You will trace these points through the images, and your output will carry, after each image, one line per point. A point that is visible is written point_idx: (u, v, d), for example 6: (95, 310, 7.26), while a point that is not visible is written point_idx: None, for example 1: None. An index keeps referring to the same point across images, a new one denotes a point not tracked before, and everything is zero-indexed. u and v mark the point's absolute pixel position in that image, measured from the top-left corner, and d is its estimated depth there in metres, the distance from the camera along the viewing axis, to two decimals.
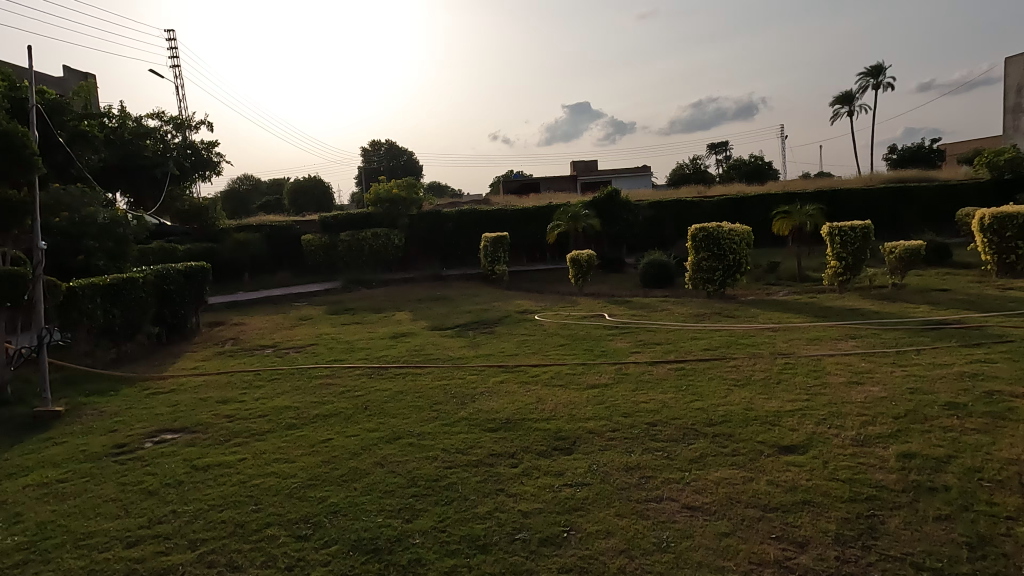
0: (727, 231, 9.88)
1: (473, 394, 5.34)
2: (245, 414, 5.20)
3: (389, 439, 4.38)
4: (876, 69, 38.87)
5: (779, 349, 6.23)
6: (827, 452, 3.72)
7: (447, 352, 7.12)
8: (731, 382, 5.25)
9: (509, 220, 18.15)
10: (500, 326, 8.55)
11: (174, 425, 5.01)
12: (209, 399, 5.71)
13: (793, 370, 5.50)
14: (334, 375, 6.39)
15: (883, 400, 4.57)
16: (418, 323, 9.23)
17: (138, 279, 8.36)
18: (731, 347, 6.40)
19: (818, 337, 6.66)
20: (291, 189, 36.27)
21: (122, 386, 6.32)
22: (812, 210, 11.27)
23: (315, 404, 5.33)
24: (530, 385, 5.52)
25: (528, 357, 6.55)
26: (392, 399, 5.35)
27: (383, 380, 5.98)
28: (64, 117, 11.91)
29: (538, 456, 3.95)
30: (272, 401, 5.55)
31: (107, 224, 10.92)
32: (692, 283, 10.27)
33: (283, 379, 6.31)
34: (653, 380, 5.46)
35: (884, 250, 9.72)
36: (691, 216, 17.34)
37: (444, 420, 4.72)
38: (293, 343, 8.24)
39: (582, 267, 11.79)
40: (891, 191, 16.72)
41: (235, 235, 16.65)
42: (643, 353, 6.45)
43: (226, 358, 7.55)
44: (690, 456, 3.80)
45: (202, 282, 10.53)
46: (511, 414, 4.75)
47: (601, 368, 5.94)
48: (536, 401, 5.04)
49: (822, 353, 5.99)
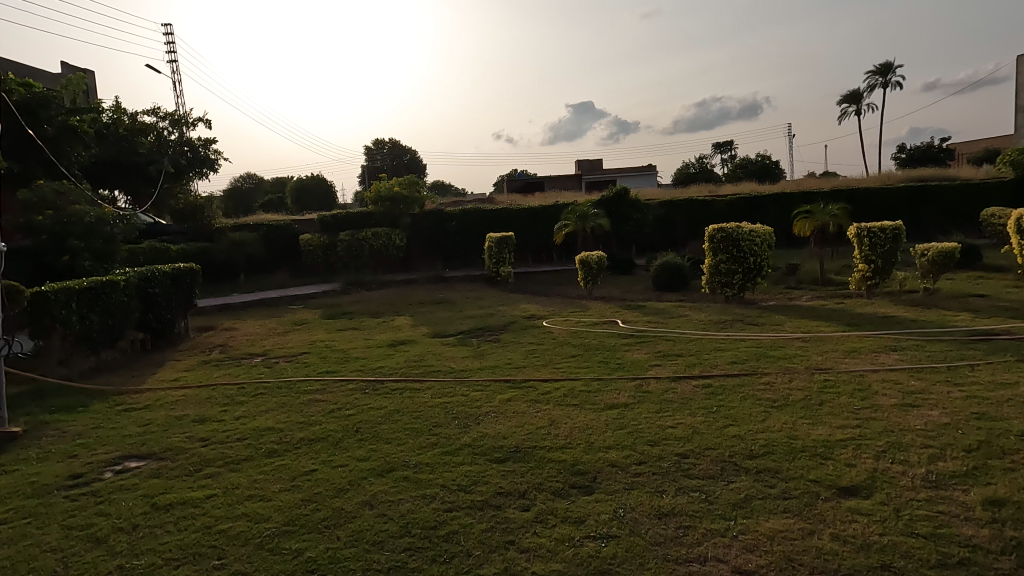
0: (748, 232, 9.27)
1: (479, 414, 4.80)
2: (223, 437, 4.64)
3: (381, 472, 3.82)
4: (885, 68, 38.25)
5: (816, 364, 5.63)
6: (896, 497, 3.14)
7: (449, 363, 6.54)
8: (767, 403, 4.66)
9: (514, 219, 17.58)
10: (507, 333, 8.00)
11: (142, 450, 4.45)
12: (185, 418, 5.16)
13: (834, 389, 4.91)
14: (325, 389, 5.82)
15: (947, 428, 3.98)
16: (418, 330, 8.65)
17: (120, 283, 7.80)
18: (762, 361, 5.81)
19: (856, 349, 6.06)
20: (292, 188, 35.88)
21: (93, 401, 5.76)
22: (837, 210, 10.63)
23: (302, 426, 4.77)
24: (542, 404, 4.96)
25: (538, 371, 5.97)
26: (386, 420, 4.78)
27: (378, 397, 5.41)
28: (52, 111, 11.42)
29: (553, 497, 3.38)
30: (255, 420, 4.98)
31: (94, 224, 10.27)
32: (709, 286, 9.67)
33: (269, 394, 5.74)
34: (679, 400, 4.87)
35: (915, 252, 9.09)
36: (704, 217, 16.77)
37: (445, 447, 4.16)
38: (286, 352, 7.68)
39: (592, 269, 11.19)
40: (912, 191, 16.09)
41: (231, 235, 16.07)
42: (665, 367, 5.87)
43: (210, 369, 7.00)
44: (733, 500, 3.23)
45: (191, 285, 9.97)
46: (521, 441, 4.18)
47: (619, 385, 5.35)
48: (548, 424, 4.48)
49: (865, 368, 5.40)
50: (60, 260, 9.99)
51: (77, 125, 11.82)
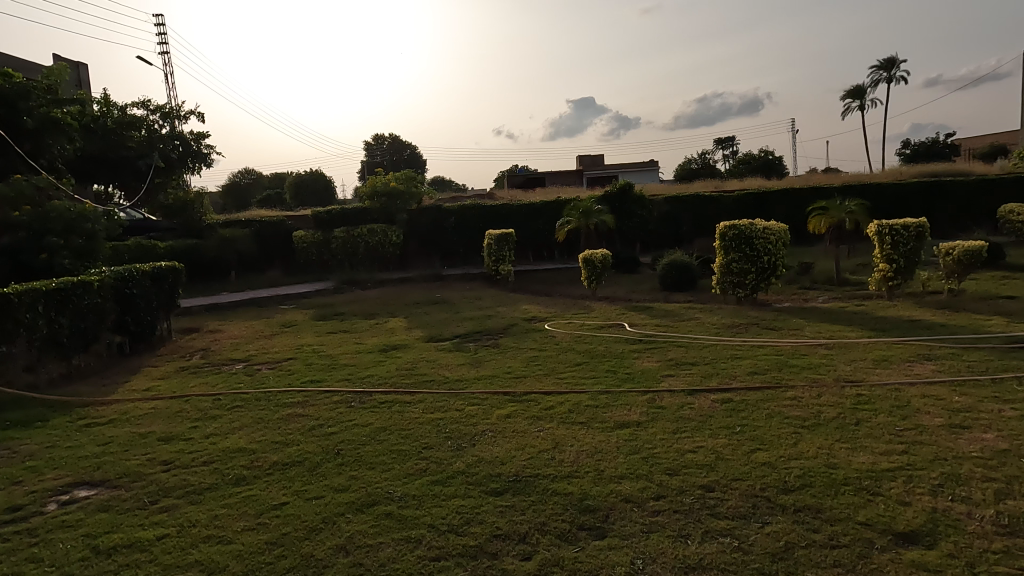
0: (762, 229, 8.77)
1: (474, 434, 4.31)
2: (189, 459, 4.16)
3: (361, 508, 3.33)
4: (889, 62, 37.80)
5: (845, 376, 5.11)
6: (966, 547, 2.65)
7: (442, 372, 6.04)
8: (796, 423, 4.16)
9: (514, 215, 17.04)
10: (506, 337, 7.50)
11: (93, 476, 3.96)
12: (151, 436, 4.67)
13: (869, 406, 4.41)
14: (307, 402, 5.33)
15: (1008, 456, 3.48)
16: (412, 333, 8.14)
17: (94, 284, 7.30)
18: (785, 372, 5.31)
19: (887, 358, 5.56)
20: (292, 182, 35.33)
21: (53, 416, 5.27)
22: (854, 206, 10.12)
23: (277, 447, 4.27)
24: (544, 422, 4.47)
25: (540, 382, 5.47)
26: (371, 441, 4.29)
27: (364, 412, 4.92)
28: (33, 102, 10.91)
29: (558, 542, 2.89)
30: (226, 440, 4.49)
31: (73, 220, 9.79)
32: (721, 287, 9.16)
33: (246, 408, 5.24)
34: (696, 417, 4.38)
35: (939, 251, 8.56)
36: (710, 213, 16.24)
37: (434, 475, 3.67)
38: (270, 358, 7.18)
39: (596, 268, 10.68)
40: (925, 186, 15.59)
41: (221, 231, 15.51)
42: (679, 378, 5.36)
43: (188, 377, 6.51)
44: (771, 548, 2.73)
45: (173, 284, 9.46)
46: (521, 468, 3.69)
47: (629, 399, 4.85)
48: (553, 447, 3.99)
49: (900, 381, 4.90)
50: (38, 259, 9.46)
51: (60, 116, 11.31)
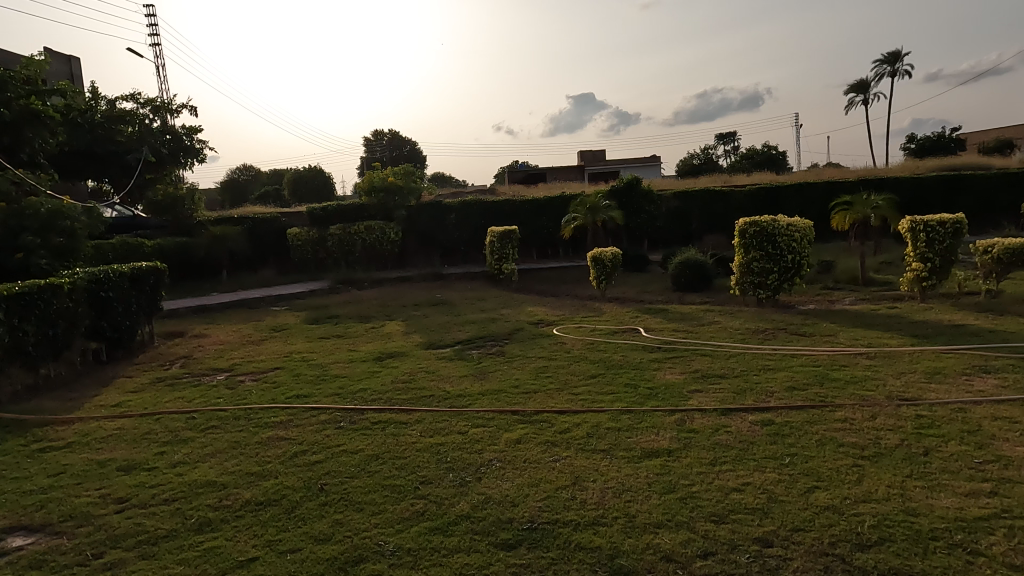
0: (785, 226, 8.18)
1: (480, 465, 3.73)
2: (148, 496, 3.57)
3: (344, 567, 2.75)
4: (893, 56, 37.21)
5: (898, 393, 4.51)
6: None
7: (442, 386, 5.44)
8: (853, 453, 3.58)
9: (517, 211, 16.45)
10: (512, 344, 6.91)
11: (33, 519, 3.37)
12: (109, 465, 4.08)
13: (936, 431, 3.82)
14: (291, 422, 4.74)
15: None
16: (410, 339, 7.55)
17: (64, 287, 6.67)
18: (827, 387, 4.73)
19: (940, 371, 4.97)
20: (291, 177, 34.68)
21: (5, 439, 4.68)
22: (880, 201, 9.50)
23: (251, 481, 3.69)
24: (560, 449, 3.89)
25: (552, 398, 4.88)
26: (362, 473, 3.71)
27: (354, 436, 4.33)
28: (11, 92, 10.26)
29: None
30: (194, 471, 3.90)
31: (51, 217, 9.16)
32: (741, 287, 8.57)
33: (222, 430, 4.65)
34: (736, 444, 3.80)
35: (976, 248, 7.94)
36: (720, 209, 15.65)
37: (432, 521, 3.09)
38: (255, 367, 6.59)
39: (606, 268, 10.07)
40: (944, 181, 14.97)
41: (212, 229, 14.86)
42: (709, 395, 4.74)
43: (163, 390, 5.92)
44: None
45: (155, 286, 8.86)
46: (536, 513, 3.11)
47: (655, 420, 4.26)
48: (573, 483, 3.40)
49: (964, 400, 4.31)
50: (12, 258, 8.83)
51: (40, 108, 10.66)
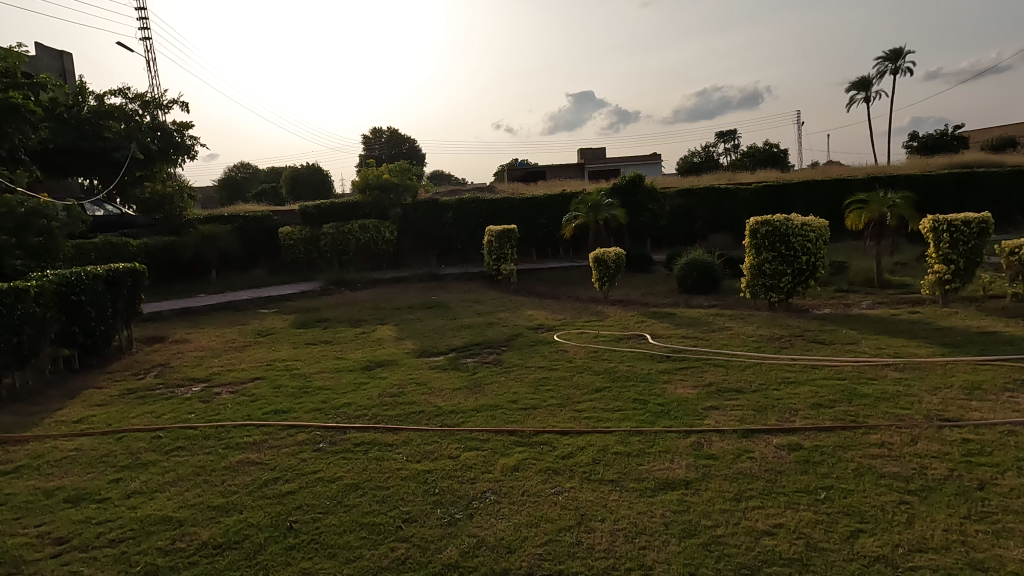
0: (799, 226, 7.73)
1: (472, 498, 3.28)
2: (90, 536, 3.11)
3: None
4: (897, 53, 36.80)
5: (937, 412, 4.07)
6: None
7: (433, 401, 4.98)
8: (896, 486, 3.13)
9: (515, 209, 16.03)
10: (510, 352, 6.45)
11: None
12: (57, 495, 3.63)
13: (988, 460, 3.37)
14: (266, 443, 4.29)
15: None
16: (401, 346, 7.09)
17: (32, 291, 6.19)
18: (856, 404, 4.30)
19: (979, 386, 4.52)
20: (291, 176, 34.13)
21: None
22: (897, 199, 9.06)
23: (212, 518, 3.24)
24: (563, 479, 3.44)
25: (553, 416, 4.43)
26: (337, 508, 3.26)
27: (332, 461, 3.88)
28: None
29: None
30: (150, 504, 3.45)
31: (28, 216, 8.67)
32: (752, 290, 8.12)
33: (189, 452, 4.20)
34: (761, 474, 3.36)
35: (1002, 249, 7.48)
36: (725, 207, 15.21)
37: (414, 572, 2.64)
38: (234, 377, 6.13)
39: (608, 269, 9.62)
40: (956, 178, 14.52)
41: (201, 228, 14.40)
42: (726, 413, 4.30)
43: (132, 404, 5.46)
44: None
45: (134, 287, 8.39)
46: (536, 562, 2.66)
47: (668, 443, 3.82)
48: (578, 523, 2.95)
49: (1013, 421, 3.86)
50: None
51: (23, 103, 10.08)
